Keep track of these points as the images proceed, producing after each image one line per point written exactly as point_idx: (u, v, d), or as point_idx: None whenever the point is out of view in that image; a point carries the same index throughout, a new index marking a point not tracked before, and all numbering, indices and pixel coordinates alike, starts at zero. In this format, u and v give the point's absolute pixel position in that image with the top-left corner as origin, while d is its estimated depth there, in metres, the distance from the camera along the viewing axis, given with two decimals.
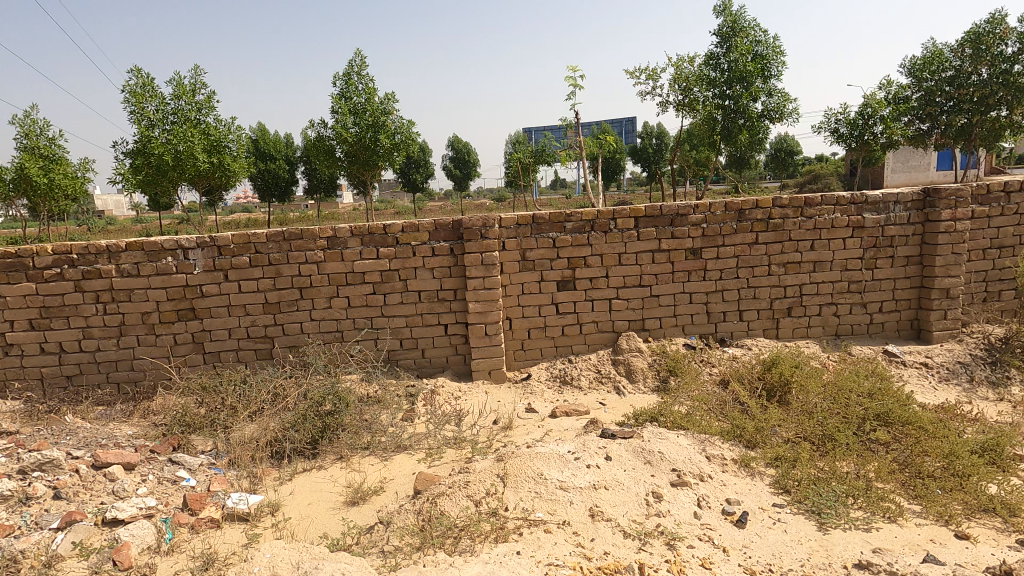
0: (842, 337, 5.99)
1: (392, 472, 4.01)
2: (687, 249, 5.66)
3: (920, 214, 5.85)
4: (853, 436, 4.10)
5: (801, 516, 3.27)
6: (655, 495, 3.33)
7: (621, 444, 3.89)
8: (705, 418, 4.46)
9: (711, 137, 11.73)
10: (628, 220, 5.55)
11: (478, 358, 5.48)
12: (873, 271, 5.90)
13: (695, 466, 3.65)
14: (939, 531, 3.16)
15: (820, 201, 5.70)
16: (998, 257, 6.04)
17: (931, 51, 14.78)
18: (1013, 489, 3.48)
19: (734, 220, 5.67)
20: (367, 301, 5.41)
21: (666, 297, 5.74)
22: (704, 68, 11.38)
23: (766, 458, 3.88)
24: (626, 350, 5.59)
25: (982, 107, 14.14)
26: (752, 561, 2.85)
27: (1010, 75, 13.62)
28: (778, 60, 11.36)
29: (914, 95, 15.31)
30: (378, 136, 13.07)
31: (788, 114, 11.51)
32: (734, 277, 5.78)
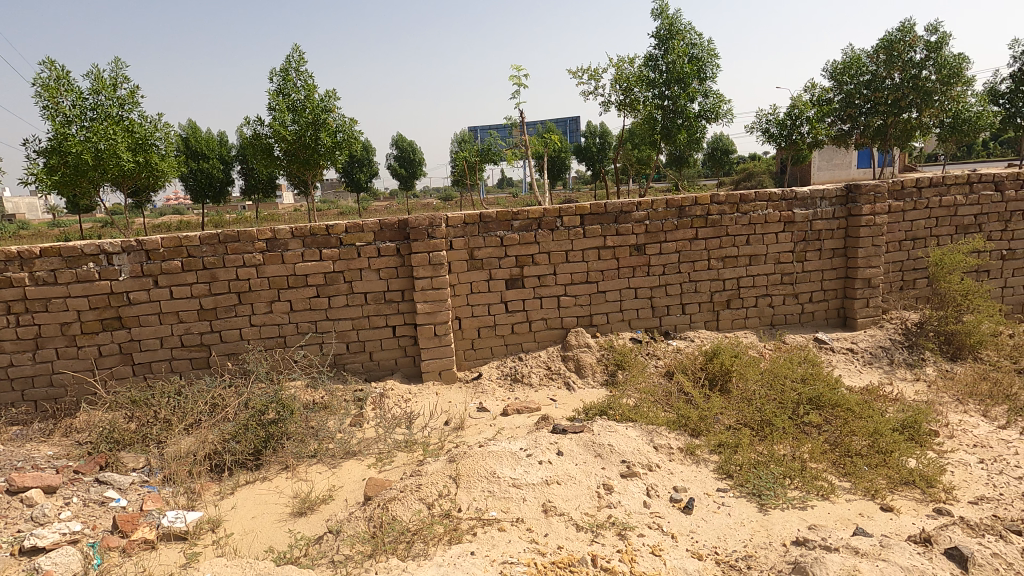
0: (777, 326, 6.31)
1: (341, 480, 3.90)
2: (631, 245, 5.80)
3: (843, 209, 6.23)
4: (788, 420, 4.32)
5: (743, 500, 3.42)
6: (606, 488, 3.40)
7: (571, 439, 3.94)
8: (652, 409, 4.59)
9: (651, 136, 12.09)
10: (574, 218, 5.63)
11: (428, 359, 5.42)
12: (802, 263, 6.24)
13: (643, 457, 3.75)
14: (867, 505, 3.38)
15: (754, 197, 5.97)
16: (912, 248, 6.49)
17: (850, 56, 15.78)
18: (930, 463, 3.77)
19: (675, 216, 5.85)
20: (311, 305, 5.25)
21: (612, 293, 5.87)
22: (644, 69, 11.73)
23: (710, 445, 4.03)
24: (575, 346, 5.67)
25: (896, 110, 15.21)
26: (699, 545, 2.96)
27: (920, 80, 14.71)
28: (712, 62, 11.79)
29: (836, 98, 16.30)
30: (318, 134, 12.66)
31: (723, 115, 12.00)
32: (677, 271, 5.97)
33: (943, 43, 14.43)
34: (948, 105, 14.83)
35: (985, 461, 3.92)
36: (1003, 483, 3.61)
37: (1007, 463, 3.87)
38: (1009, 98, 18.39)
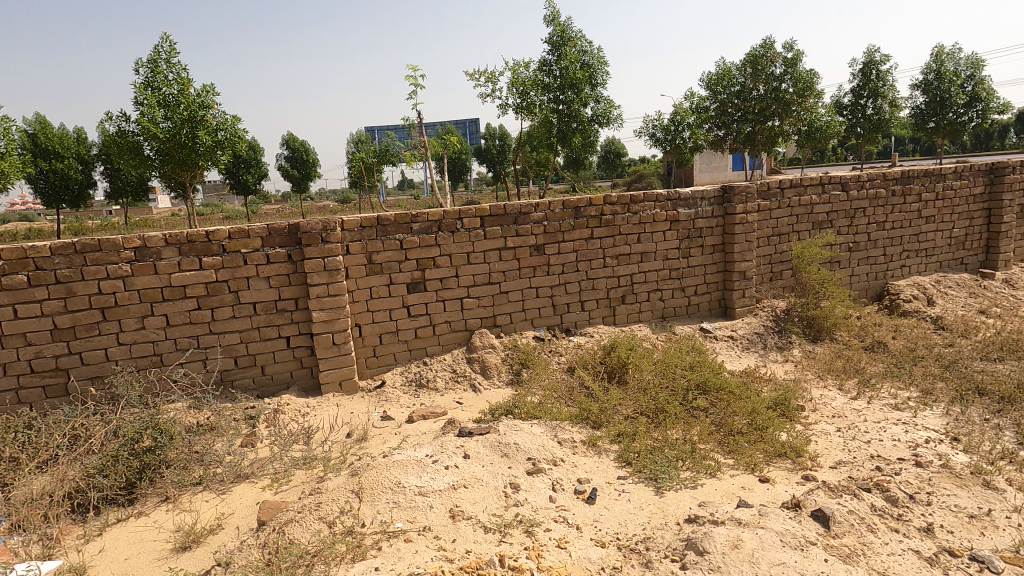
0: (668, 318, 6.74)
1: (231, 506, 3.60)
2: (531, 245, 5.91)
3: (721, 208, 6.78)
4: (679, 405, 4.63)
5: (641, 485, 3.61)
6: (513, 487, 3.43)
7: (478, 441, 3.94)
8: (556, 405, 4.71)
9: (548, 139, 12.44)
10: (474, 220, 5.63)
11: (327, 370, 5.17)
12: (687, 259, 6.71)
13: (548, 452, 3.83)
14: (748, 478, 3.70)
15: (643, 198, 6.34)
16: (778, 243, 7.20)
17: (722, 69, 17.27)
18: (798, 435, 4.21)
19: (571, 216, 6.05)
20: (191, 318, 4.81)
21: (514, 294, 5.95)
22: (539, 73, 12.04)
23: (610, 436, 4.22)
24: (480, 347, 5.68)
25: (762, 118, 16.85)
26: (602, 533, 3.07)
27: (780, 92, 16.43)
28: (602, 69, 12.35)
29: (712, 106, 17.75)
30: (196, 132, 11.62)
31: (613, 120, 12.61)
32: (575, 270, 6.18)
33: (797, 60, 16.24)
34: (804, 115, 16.71)
35: (842, 430, 4.45)
36: (856, 447, 4.12)
37: (858, 429, 4.42)
38: (851, 110, 21.09)
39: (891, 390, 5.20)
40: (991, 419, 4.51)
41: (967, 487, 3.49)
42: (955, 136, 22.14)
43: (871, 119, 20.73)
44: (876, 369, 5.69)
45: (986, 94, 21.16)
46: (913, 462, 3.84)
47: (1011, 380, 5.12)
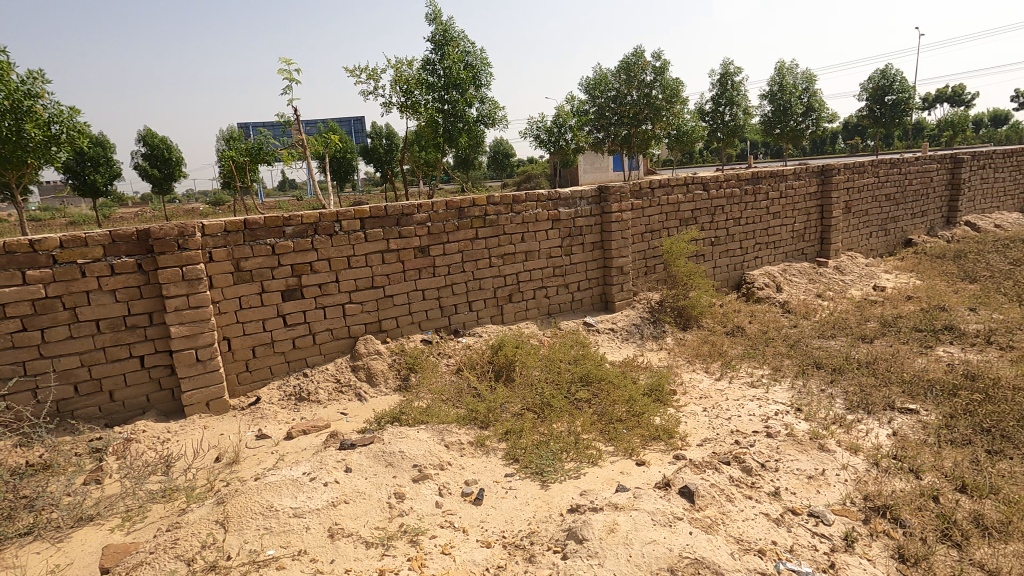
0: (553, 315, 6.96)
1: (70, 555, 3.14)
2: (415, 247, 5.80)
3: (598, 207, 7.12)
4: (563, 399, 4.79)
5: (527, 480, 3.68)
6: (397, 497, 3.34)
7: (361, 452, 3.78)
8: (444, 408, 4.67)
9: (435, 139, 12.31)
10: (353, 222, 5.41)
11: (191, 390, 4.69)
12: (570, 256, 6.97)
13: (434, 457, 3.78)
14: (626, 463, 3.92)
15: (525, 198, 6.47)
16: (651, 239, 7.70)
17: (599, 74, 18.18)
18: (669, 418, 4.53)
19: (455, 217, 6.02)
20: (13, 342, 4.13)
21: (399, 297, 5.80)
22: (422, 72, 11.86)
23: (498, 434, 4.25)
24: (365, 354, 5.46)
25: (636, 122, 17.99)
26: (488, 533, 3.09)
27: (651, 98, 17.63)
28: (485, 71, 12.44)
29: (591, 109, 18.64)
30: (22, 125, 10.00)
31: (499, 121, 12.77)
32: (461, 270, 6.16)
33: (664, 68, 17.53)
34: (672, 120, 18.09)
35: (707, 409, 4.86)
36: (719, 424, 4.52)
37: (721, 408, 4.85)
38: (712, 116, 23.20)
39: (748, 370, 5.78)
40: (825, 389, 5.17)
41: (807, 451, 3.98)
42: (796, 141, 25.20)
43: (729, 125, 22.96)
44: (735, 352, 6.29)
45: (818, 105, 24.33)
46: (765, 433, 4.29)
47: (840, 354, 5.91)
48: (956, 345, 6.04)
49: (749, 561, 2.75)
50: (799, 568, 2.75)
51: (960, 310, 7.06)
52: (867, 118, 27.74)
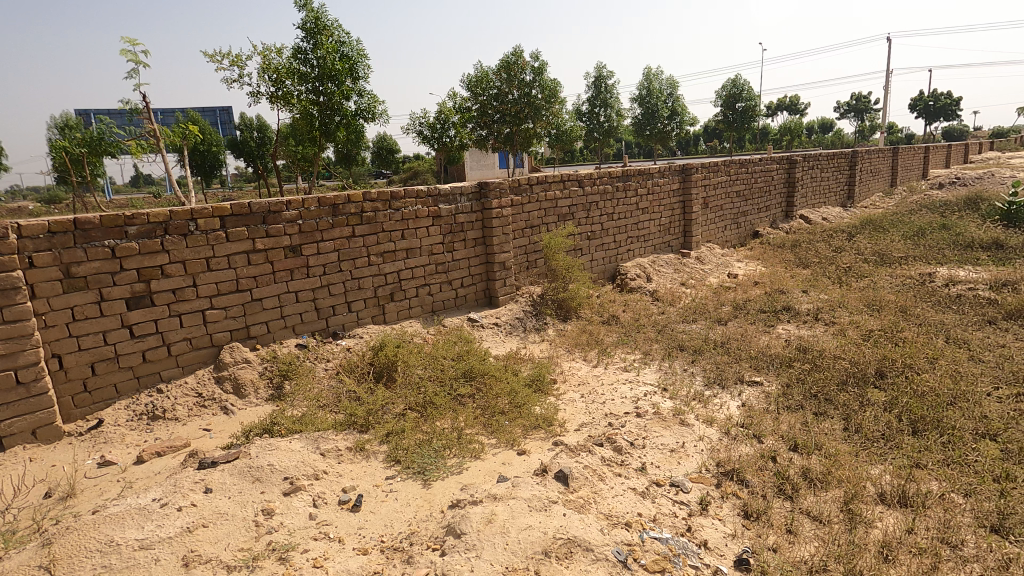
0: (437, 312, 6.91)
1: None
2: (285, 247, 5.45)
3: (479, 204, 7.17)
4: (447, 396, 4.77)
5: (409, 480, 3.62)
6: (266, 513, 3.13)
7: (224, 470, 3.49)
8: (320, 415, 4.45)
9: (310, 132, 11.66)
10: (212, 220, 4.95)
11: (11, 418, 4.02)
12: (452, 253, 6.96)
13: (309, 467, 3.59)
14: (508, 454, 4.00)
15: (403, 194, 6.35)
16: (531, 235, 7.91)
17: (480, 72, 18.31)
18: (549, 407, 4.69)
19: (329, 214, 5.74)
20: None
21: (269, 300, 5.41)
22: (293, 61, 11.15)
23: (378, 437, 4.14)
24: (231, 363, 5.02)
25: (518, 120, 18.39)
26: (366, 540, 2.99)
27: (531, 97, 18.11)
28: (363, 63, 11.93)
29: (473, 107, 18.73)
30: None
31: (379, 115, 12.38)
32: (338, 270, 5.90)
33: (542, 69, 18.08)
34: (552, 119, 18.72)
35: (585, 395, 5.11)
36: (594, 409, 4.77)
37: (597, 393, 5.12)
38: (589, 117, 24.38)
39: (621, 355, 6.16)
40: (687, 368, 5.66)
41: (670, 427, 4.33)
42: (663, 142, 27.26)
43: (604, 126, 24.28)
44: (610, 339, 6.67)
45: (681, 110, 26.54)
46: (635, 414, 4.60)
47: (700, 336, 6.50)
48: (792, 323, 6.91)
49: (617, 535, 2.93)
50: (660, 535, 2.99)
51: (795, 292, 8.09)
52: (722, 123, 30.76)
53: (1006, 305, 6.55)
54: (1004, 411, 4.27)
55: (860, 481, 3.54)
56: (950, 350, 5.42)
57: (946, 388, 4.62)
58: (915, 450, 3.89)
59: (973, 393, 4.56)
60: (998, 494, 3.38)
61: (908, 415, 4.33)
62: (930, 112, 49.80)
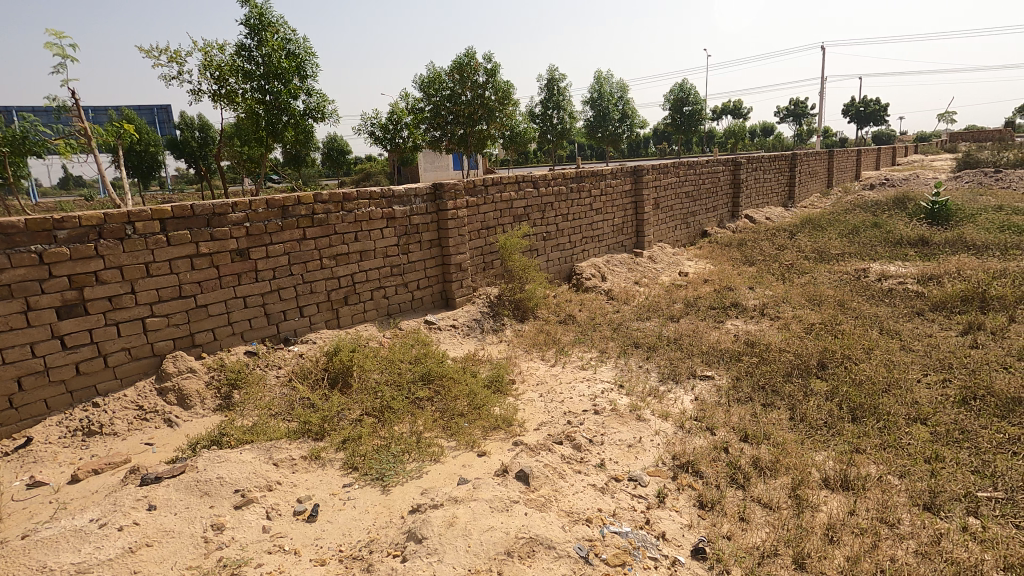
0: (393, 315, 6.80)
1: None
2: (231, 250, 5.23)
3: (433, 205, 7.10)
4: (404, 399, 4.70)
5: (367, 487, 3.54)
6: (215, 529, 2.99)
7: (169, 486, 3.32)
8: (272, 424, 4.30)
9: (257, 133, 11.26)
10: (151, 223, 4.70)
11: None
12: (407, 255, 6.87)
13: (261, 478, 3.46)
14: (468, 455, 3.98)
15: (356, 196, 6.21)
16: (487, 236, 7.90)
17: (432, 73, 18.18)
18: (508, 407, 4.70)
19: (279, 216, 5.56)
20: None
21: (215, 306, 5.18)
22: (237, 58, 10.75)
23: (334, 445, 4.03)
24: (174, 374, 4.77)
25: (472, 122, 18.38)
26: (323, 551, 2.91)
27: (484, 99, 18.13)
28: (311, 61, 11.59)
29: (426, 108, 18.59)
30: None
31: (329, 115, 12.08)
32: (289, 274, 5.71)
33: (495, 70, 18.13)
34: (506, 121, 18.80)
35: (543, 394, 5.14)
36: (553, 407, 4.81)
37: (555, 391, 5.17)
38: (542, 119, 24.60)
39: (578, 354, 6.24)
40: (642, 365, 5.79)
41: (627, 423, 4.42)
42: (615, 144, 27.83)
43: (557, 128, 24.56)
44: (568, 338, 6.75)
45: (631, 113, 27.16)
46: (593, 411, 4.67)
47: (654, 333, 6.67)
48: (740, 319, 7.17)
49: (578, 531, 2.96)
50: (620, 529, 3.04)
51: (742, 289, 8.41)
52: (671, 126, 31.66)
53: (932, 298, 7.01)
54: (933, 396, 4.57)
55: (806, 467, 3.71)
56: (883, 341, 5.77)
57: (881, 377, 4.90)
58: (855, 436, 4.11)
59: (904, 380, 4.86)
60: (930, 474, 3.61)
61: (848, 403, 4.57)
62: (861, 118, 52.85)
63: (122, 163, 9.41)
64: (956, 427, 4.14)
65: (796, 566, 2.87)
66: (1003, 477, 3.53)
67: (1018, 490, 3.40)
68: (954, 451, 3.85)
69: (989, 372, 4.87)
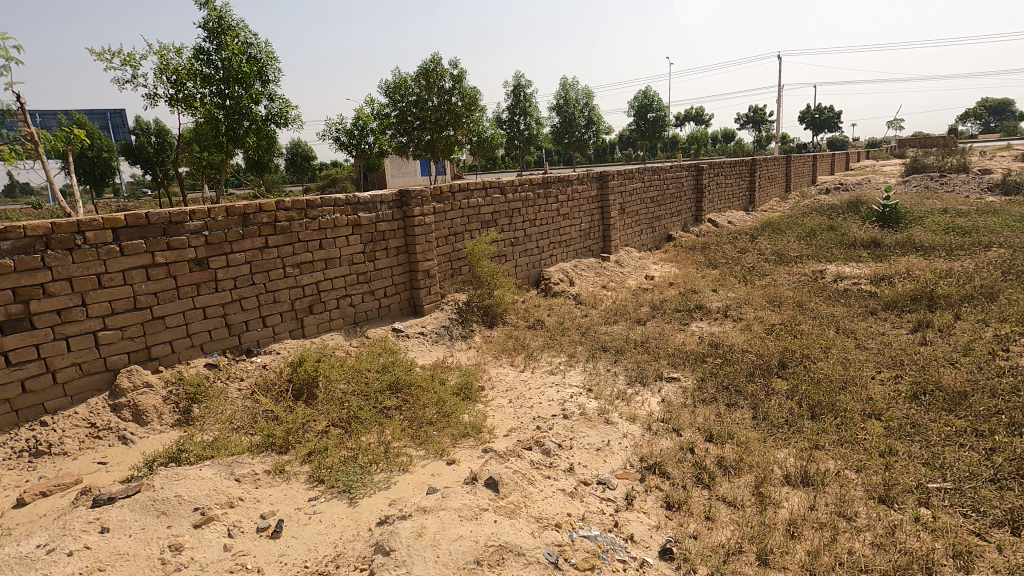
0: (360, 323, 6.71)
1: None
2: (190, 260, 5.07)
3: (400, 211, 7.03)
4: (371, 409, 4.63)
5: (334, 500, 3.47)
6: (173, 550, 2.88)
7: (124, 506, 3.19)
8: (235, 438, 4.18)
9: (216, 138, 10.96)
10: (103, 233, 4.52)
11: None
12: (373, 262, 6.79)
13: (222, 495, 3.35)
14: (437, 464, 3.94)
15: (321, 203, 6.11)
16: (454, 242, 7.87)
17: (398, 78, 18.07)
18: (477, 414, 4.68)
19: (239, 224, 5.42)
20: None
21: (173, 318, 5.01)
22: (195, 62, 10.45)
23: (299, 458, 3.94)
24: (129, 389, 4.58)
25: (438, 127, 18.34)
26: (288, 567, 2.84)
27: (451, 105, 18.12)
28: (274, 65, 11.35)
29: (392, 113, 18.46)
30: None
31: (292, 120, 11.85)
32: (251, 283, 5.57)
33: (461, 77, 18.14)
34: (473, 127, 18.83)
35: (512, 400, 5.14)
36: (522, 413, 4.82)
37: (525, 397, 5.17)
38: (509, 124, 24.73)
39: (547, 358, 6.27)
40: (610, 368, 5.85)
41: (596, 426, 4.45)
42: (582, 150, 28.16)
43: (524, 134, 24.74)
44: (536, 343, 6.78)
45: (597, 119, 27.55)
46: (562, 416, 4.70)
47: (621, 337, 6.76)
48: (704, 321, 7.34)
49: (548, 536, 2.97)
50: (589, 533, 3.06)
51: (706, 291, 8.61)
52: (635, 132, 32.20)
53: (885, 297, 7.31)
54: (886, 392, 4.77)
55: (768, 465, 3.81)
56: (839, 340, 5.99)
57: (838, 375, 5.08)
58: (814, 433, 4.24)
59: (860, 377, 5.06)
60: (884, 467, 3.76)
61: (807, 401, 4.72)
62: (816, 124, 54.81)
63: (72, 169, 9.00)
64: (908, 421, 4.32)
65: (760, 562, 2.94)
66: (951, 467, 3.70)
67: (965, 480, 3.57)
68: (906, 445, 4.01)
69: (937, 368, 5.10)
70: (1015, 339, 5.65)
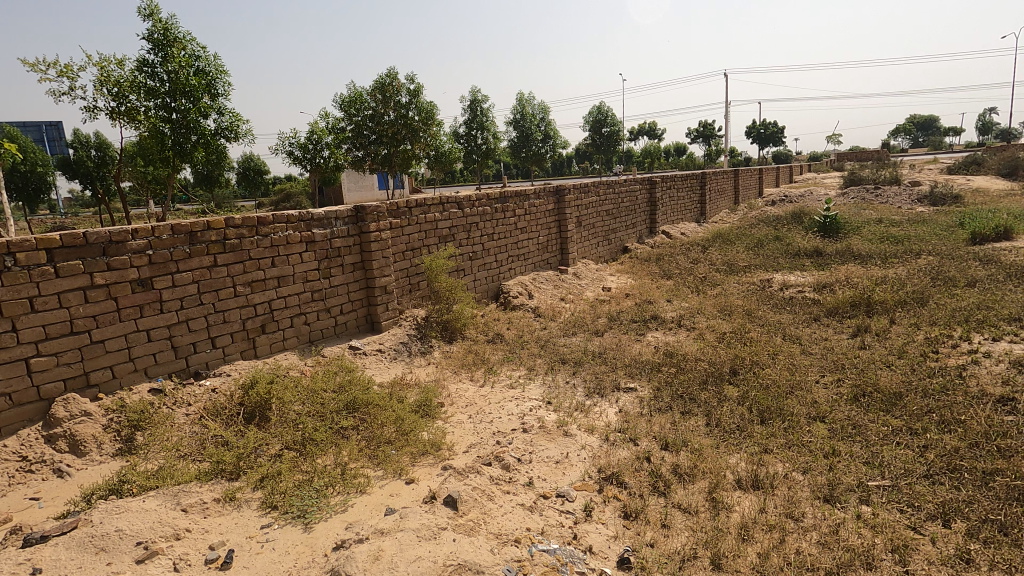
0: (315, 342, 6.57)
1: None
2: (132, 280, 4.86)
3: (355, 227, 6.94)
4: (327, 430, 4.53)
5: (288, 526, 3.37)
6: None
7: (58, 545, 3.01)
8: (181, 467, 4.01)
9: (162, 153, 10.58)
10: (36, 254, 4.29)
11: None
12: (329, 279, 6.67)
13: (168, 527, 3.21)
14: (395, 484, 3.89)
15: (272, 219, 5.98)
16: (412, 257, 7.82)
17: (353, 93, 17.90)
18: (436, 432, 4.64)
19: (186, 243, 5.24)
20: None
21: (114, 342, 4.78)
22: (138, 74, 10.09)
23: (251, 484, 3.82)
24: (65, 419, 4.33)
25: (395, 141, 18.26)
26: None
27: (408, 119, 18.09)
28: (223, 79, 11.06)
29: (348, 127, 18.27)
30: None
31: (243, 134, 11.56)
32: (198, 303, 5.38)
33: (418, 92, 18.15)
34: (430, 141, 18.86)
35: (472, 416, 5.13)
36: (482, 428, 4.81)
37: (484, 412, 5.16)
38: (466, 139, 24.86)
39: (507, 372, 6.29)
40: (569, 380, 5.92)
41: (555, 439, 4.49)
42: (539, 164, 28.53)
43: (482, 148, 24.92)
44: (496, 357, 6.79)
45: (554, 134, 28.04)
46: (521, 429, 4.72)
47: (579, 349, 6.85)
48: (659, 330, 7.52)
49: (507, 552, 2.97)
50: (548, 547, 3.08)
51: (661, 302, 8.83)
52: (591, 146, 32.88)
53: (826, 304, 7.68)
54: (830, 395, 5.01)
55: (720, 470, 3.93)
56: (785, 346, 6.25)
57: (784, 380, 5.30)
58: (764, 437, 4.41)
59: (805, 381, 5.29)
60: (828, 468, 3.93)
61: (757, 406, 4.90)
62: (762, 138, 57.23)
63: None
64: (850, 423, 4.54)
65: (713, 566, 3.02)
66: (888, 466, 3.90)
67: (902, 476, 3.77)
68: (848, 445, 4.21)
69: (875, 370, 5.39)
70: (944, 341, 6.03)
